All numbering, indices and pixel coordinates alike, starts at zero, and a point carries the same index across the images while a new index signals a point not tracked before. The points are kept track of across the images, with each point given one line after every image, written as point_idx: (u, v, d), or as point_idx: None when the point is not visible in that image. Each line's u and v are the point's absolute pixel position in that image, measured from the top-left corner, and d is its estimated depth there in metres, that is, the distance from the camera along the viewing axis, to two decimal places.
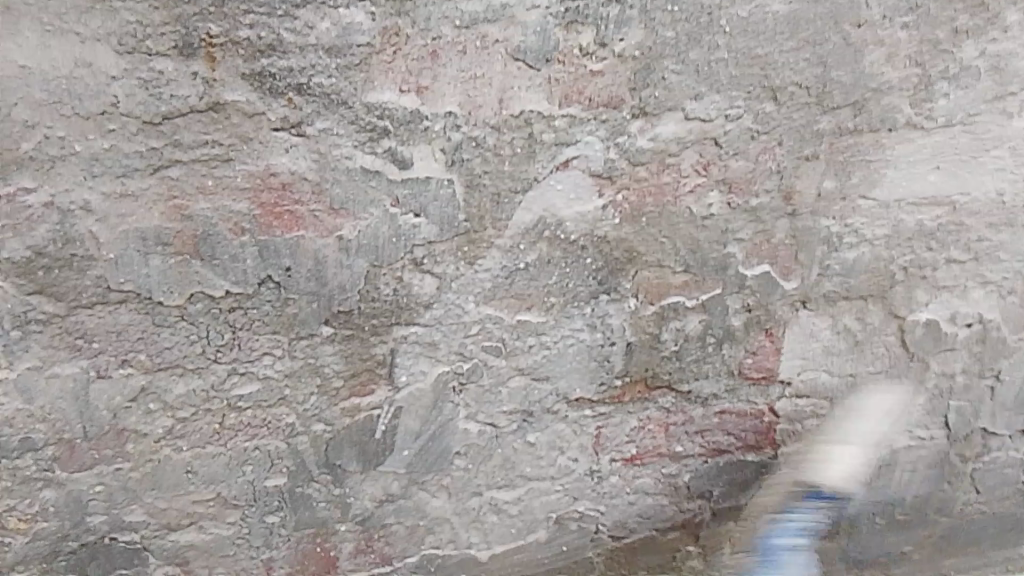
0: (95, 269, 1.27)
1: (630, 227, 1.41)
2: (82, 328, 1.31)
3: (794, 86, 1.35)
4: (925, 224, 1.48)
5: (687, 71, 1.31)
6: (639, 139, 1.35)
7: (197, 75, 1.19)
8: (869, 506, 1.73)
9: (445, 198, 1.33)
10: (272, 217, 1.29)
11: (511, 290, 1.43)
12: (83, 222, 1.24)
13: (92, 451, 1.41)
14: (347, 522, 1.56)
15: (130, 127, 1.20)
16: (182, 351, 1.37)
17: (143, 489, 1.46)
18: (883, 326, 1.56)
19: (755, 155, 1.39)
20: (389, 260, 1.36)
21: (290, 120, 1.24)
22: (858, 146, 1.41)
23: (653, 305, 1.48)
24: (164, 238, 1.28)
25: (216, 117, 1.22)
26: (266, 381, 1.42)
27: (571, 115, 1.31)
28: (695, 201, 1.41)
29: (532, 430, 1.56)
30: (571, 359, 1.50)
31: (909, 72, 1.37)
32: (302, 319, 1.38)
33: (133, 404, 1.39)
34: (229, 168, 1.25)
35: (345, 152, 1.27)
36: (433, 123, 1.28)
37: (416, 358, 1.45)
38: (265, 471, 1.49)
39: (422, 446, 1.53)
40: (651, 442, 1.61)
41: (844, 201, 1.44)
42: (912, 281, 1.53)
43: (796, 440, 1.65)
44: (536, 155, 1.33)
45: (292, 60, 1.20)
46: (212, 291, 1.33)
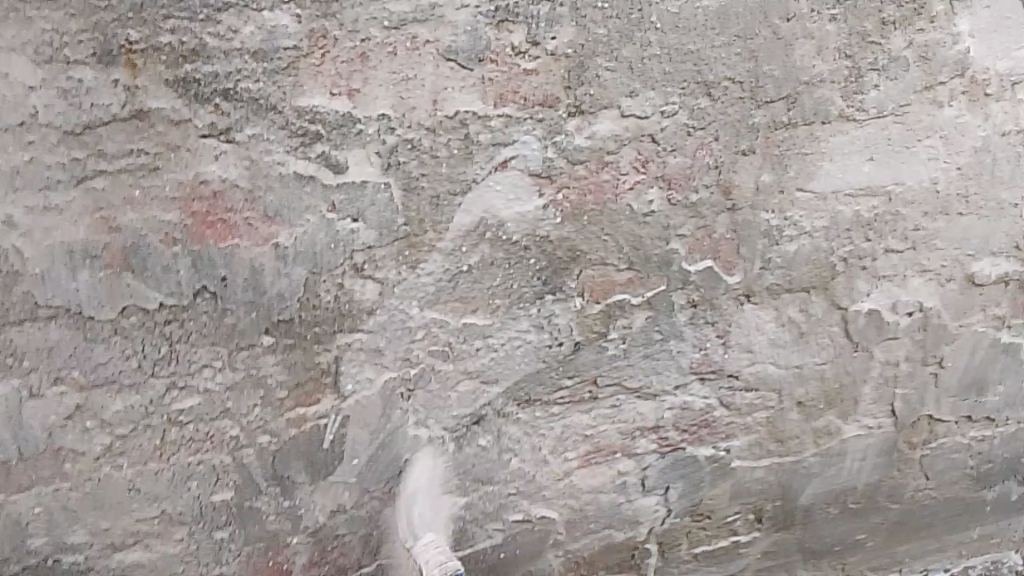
0: (21, 285, 1.24)
1: (572, 226, 1.40)
2: (12, 345, 1.27)
3: (727, 81, 1.35)
4: (862, 215, 1.50)
5: (620, 68, 1.31)
6: (576, 138, 1.34)
7: (119, 83, 1.16)
8: (823, 496, 1.74)
9: (383, 202, 1.31)
10: (204, 227, 1.26)
11: (454, 293, 1.41)
12: (7, 237, 1.20)
13: (29, 472, 1.37)
14: (298, 535, 1.53)
15: (51, 138, 1.17)
16: (117, 367, 1.33)
17: (85, 510, 1.42)
18: (827, 316, 1.58)
19: (692, 151, 1.39)
20: (328, 266, 1.34)
21: (218, 127, 1.21)
22: (793, 139, 1.42)
23: (598, 304, 1.48)
24: (92, 251, 1.24)
25: (141, 125, 1.19)
26: (207, 395, 1.39)
27: (507, 115, 1.30)
28: (636, 198, 1.40)
29: (483, 433, 1.54)
30: (519, 360, 1.49)
31: (840, 64, 1.38)
32: (241, 329, 1.35)
33: (70, 422, 1.35)
34: (158, 177, 1.22)
35: (277, 158, 1.25)
36: (367, 126, 1.26)
37: (361, 365, 1.43)
38: (211, 485, 1.46)
39: (371, 455, 1.50)
40: (601, 441, 1.60)
41: (782, 193, 1.45)
42: (852, 271, 1.55)
43: (747, 432, 1.66)
44: (473, 155, 1.32)
45: (218, 65, 1.17)
46: (146, 305, 1.29)
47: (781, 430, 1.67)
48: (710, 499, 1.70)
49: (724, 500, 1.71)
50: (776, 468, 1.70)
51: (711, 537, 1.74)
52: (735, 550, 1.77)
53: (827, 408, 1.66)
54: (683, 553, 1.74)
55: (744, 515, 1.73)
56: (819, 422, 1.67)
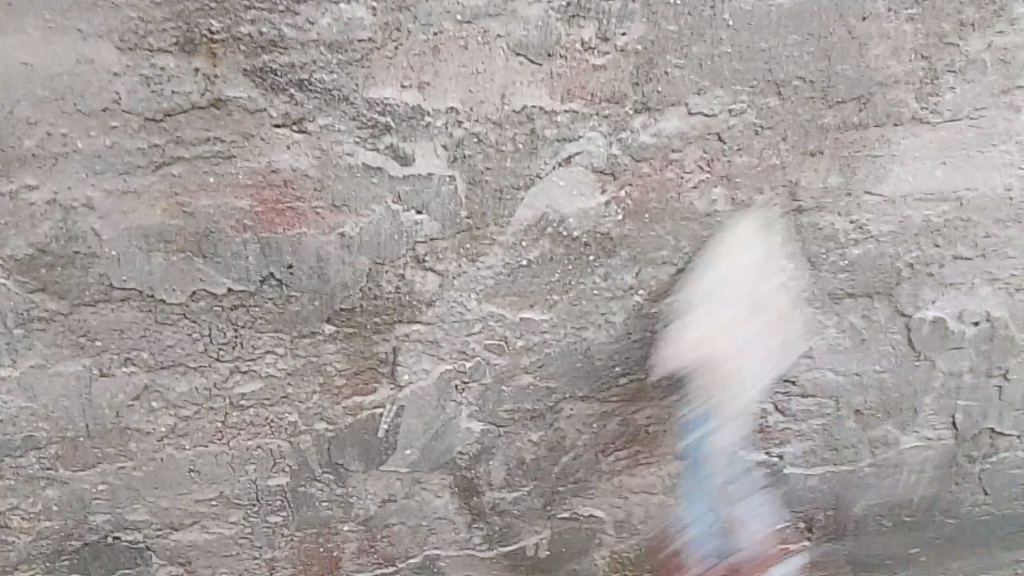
0: (96, 267, 1.28)
1: (633, 224, 1.40)
2: (85, 325, 1.32)
3: (798, 81, 1.34)
4: (932, 220, 1.47)
5: (690, 65, 1.31)
6: (642, 134, 1.34)
7: (198, 72, 1.19)
8: (877, 507, 1.72)
9: (447, 195, 1.33)
10: (274, 214, 1.29)
11: (513, 287, 1.42)
12: (85, 219, 1.25)
13: (97, 450, 1.41)
14: (349, 522, 1.56)
15: (132, 124, 1.20)
16: (185, 349, 1.37)
17: (147, 489, 1.46)
18: (890, 323, 1.55)
19: (759, 151, 1.38)
20: (391, 256, 1.36)
21: (292, 117, 1.23)
22: (863, 140, 1.40)
23: (656, 303, 1.47)
24: (166, 236, 1.28)
25: (218, 113, 1.22)
26: (268, 380, 1.42)
27: (574, 110, 1.31)
28: (699, 197, 1.40)
29: (536, 428, 1.55)
30: (575, 355, 1.49)
31: (915, 66, 1.36)
32: (304, 316, 1.38)
33: (137, 402, 1.39)
34: (231, 165, 1.25)
35: (347, 148, 1.27)
36: (435, 119, 1.28)
37: (418, 356, 1.45)
38: (268, 470, 1.49)
39: (425, 445, 1.52)
40: (653, 441, 1.60)
41: (849, 197, 1.43)
42: (918, 277, 1.52)
43: (801, 439, 1.64)
44: (538, 150, 1.33)
45: (293, 56, 1.20)
46: (214, 289, 1.33)
47: (837, 438, 1.65)
48: None
49: None
50: (829, 476, 1.68)
51: None
52: None
53: (886, 416, 1.64)
54: None
55: (796, 523, 1.71)
56: (877, 431, 1.65)
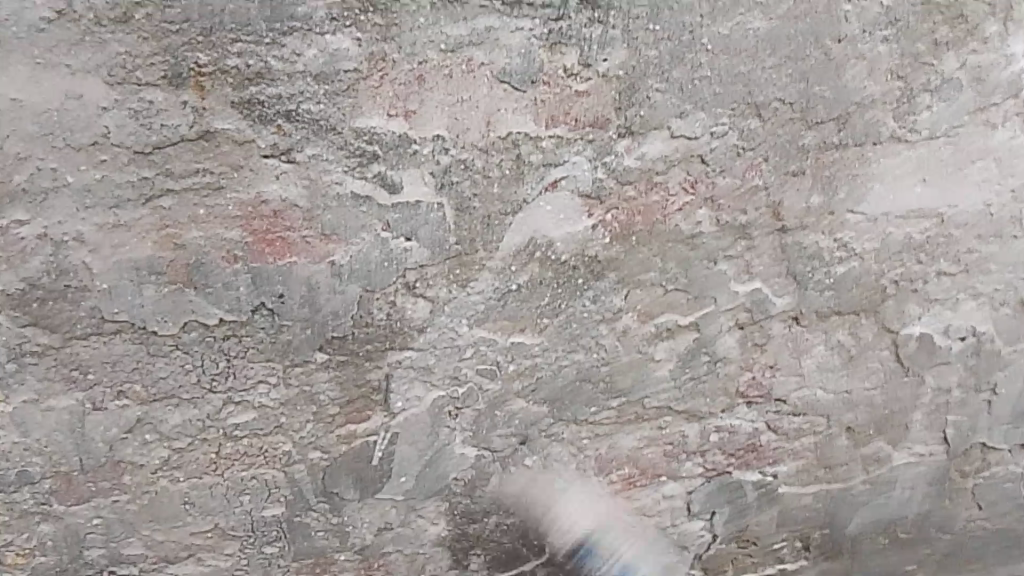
0: (88, 300, 1.29)
1: (620, 247, 1.42)
2: (77, 358, 1.32)
3: (777, 103, 1.37)
4: (914, 238, 1.49)
5: (671, 90, 1.33)
6: (626, 158, 1.36)
7: (187, 105, 1.21)
8: (871, 526, 1.73)
9: (435, 221, 1.34)
10: (264, 244, 1.30)
11: (503, 312, 1.43)
12: (76, 253, 1.26)
13: (90, 484, 1.41)
14: (346, 552, 1.57)
15: (122, 158, 1.22)
16: (177, 381, 1.37)
17: (141, 522, 1.46)
18: (876, 340, 1.57)
19: (742, 172, 1.40)
20: (381, 284, 1.37)
21: (280, 148, 1.25)
22: (844, 161, 1.42)
23: (645, 325, 1.49)
24: (157, 268, 1.29)
25: (207, 145, 1.23)
26: (261, 409, 1.42)
27: (558, 136, 1.33)
28: (685, 219, 1.42)
29: (530, 452, 1.55)
30: (565, 379, 1.50)
31: (891, 86, 1.39)
32: (296, 345, 1.38)
33: (130, 435, 1.39)
34: (221, 196, 1.26)
35: (335, 178, 1.29)
36: (421, 147, 1.30)
37: (410, 383, 1.45)
38: (263, 500, 1.49)
39: (419, 472, 1.52)
40: (646, 465, 1.61)
41: (832, 216, 1.46)
42: (903, 294, 1.54)
43: (795, 458, 1.65)
44: (525, 176, 1.34)
45: (281, 87, 1.22)
46: (205, 320, 1.33)
47: (829, 456, 1.65)
48: (755, 527, 1.70)
49: (771, 527, 1.70)
50: (823, 495, 1.68)
51: (757, 564, 1.75)
52: None
53: (877, 434, 1.65)
54: None
55: (792, 544, 1.73)
56: (869, 448, 1.66)
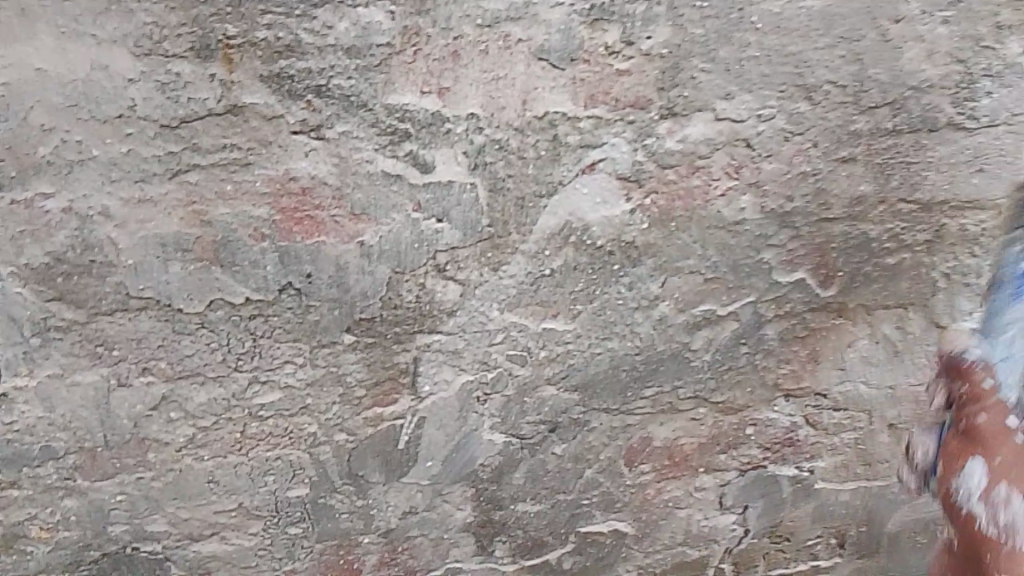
0: (114, 276, 1.26)
1: (659, 232, 1.37)
2: (102, 334, 1.30)
3: (829, 85, 1.30)
4: (969, 229, 1.44)
5: (716, 70, 1.27)
6: (667, 140, 1.31)
7: (215, 78, 1.17)
8: (911, 525, 1.69)
9: (468, 202, 1.30)
10: (292, 223, 1.27)
11: (535, 296, 1.39)
12: (102, 228, 1.23)
13: (114, 460, 1.40)
14: (370, 535, 1.55)
15: (148, 131, 1.19)
16: (203, 359, 1.35)
17: (165, 499, 1.45)
18: (926, 335, 1.52)
19: (789, 157, 1.34)
20: (412, 266, 1.33)
21: (310, 124, 1.21)
22: (897, 147, 1.36)
23: (682, 313, 1.44)
24: (183, 244, 1.26)
25: (235, 120, 1.20)
26: (288, 390, 1.40)
27: (597, 116, 1.28)
28: (727, 204, 1.36)
29: (559, 440, 1.52)
30: (598, 366, 1.46)
31: (949, 69, 1.32)
32: (323, 326, 1.36)
33: (155, 412, 1.38)
34: (249, 172, 1.23)
35: (366, 156, 1.25)
36: (455, 125, 1.25)
37: (439, 367, 1.42)
38: (288, 481, 1.47)
39: (447, 457, 1.49)
40: (680, 455, 1.57)
41: (882, 204, 1.39)
42: (955, 288, 1.48)
43: (834, 453, 1.61)
44: (561, 157, 1.30)
45: (311, 62, 1.18)
46: (232, 298, 1.31)
47: (870, 452, 1.62)
48: (791, 522, 1.66)
49: (806, 523, 1.67)
50: (862, 491, 1.65)
51: (791, 559, 1.71)
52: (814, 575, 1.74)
53: None
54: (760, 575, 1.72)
55: (826, 540, 1.70)
56: None
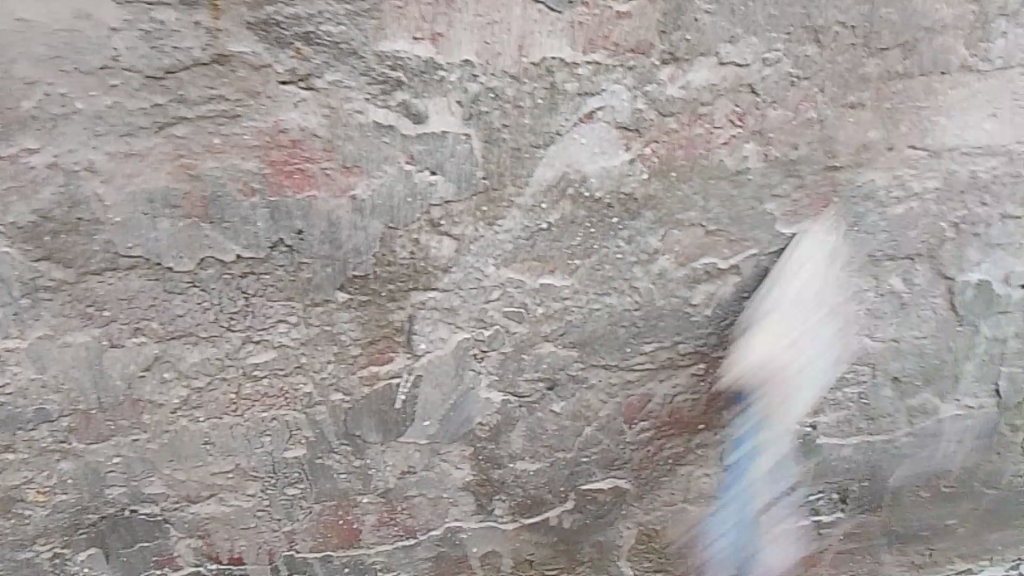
0: (102, 234, 1.23)
1: (659, 183, 1.33)
2: (93, 294, 1.27)
3: (838, 26, 1.26)
4: (979, 176, 1.40)
5: (721, 11, 1.22)
6: (669, 87, 1.26)
7: (201, 26, 1.13)
8: (912, 479, 1.69)
9: (463, 154, 1.26)
10: (282, 177, 1.23)
11: (532, 252, 1.36)
12: (88, 184, 1.19)
13: (109, 422, 1.38)
14: (368, 495, 1.53)
15: (133, 82, 1.14)
16: (195, 319, 1.32)
17: (162, 461, 1.43)
18: (932, 287, 1.49)
19: (795, 103, 1.30)
20: (405, 221, 1.30)
21: (299, 73, 1.17)
22: (907, 91, 1.32)
23: (682, 268, 1.41)
24: (172, 200, 1.22)
25: (221, 70, 1.15)
26: (282, 349, 1.37)
27: (596, 62, 1.23)
28: (730, 154, 1.32)
29: (558, 398, 1.50)
30: (596, 323, 1.43)
31: (965, 9, 1.27)
32: (317, 283, 1.32)
33: (148, 372, 1.35)
34: (237, 125, 1.19)
35: (357, 106, 1.21)
36: (449, 73, 1.21)
37: (434, 324, 1.39)
38: (283, 442, 1.45)
39: (444, 416, 1.47)
40: (680, 412, 1.55)
41: (890, 151, 1.36)
42: (964, 238, 1.45)
43: (836, 408, 1.59)
44: (559, 106, 1.26)
45: (299, 7, 1.13)
46: (223, 256, 1.28)
47: (872, 407, 1.60)
48: (790, 479, 1.64)
49: (807, 478, 1.66)
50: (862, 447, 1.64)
51: (791, 514, 1.70)
52: (814, 530, 1.73)
53: (925, 384, 1.59)
54: None
55: (828, 495, 1.68)
56: (915, 400, 1.61)
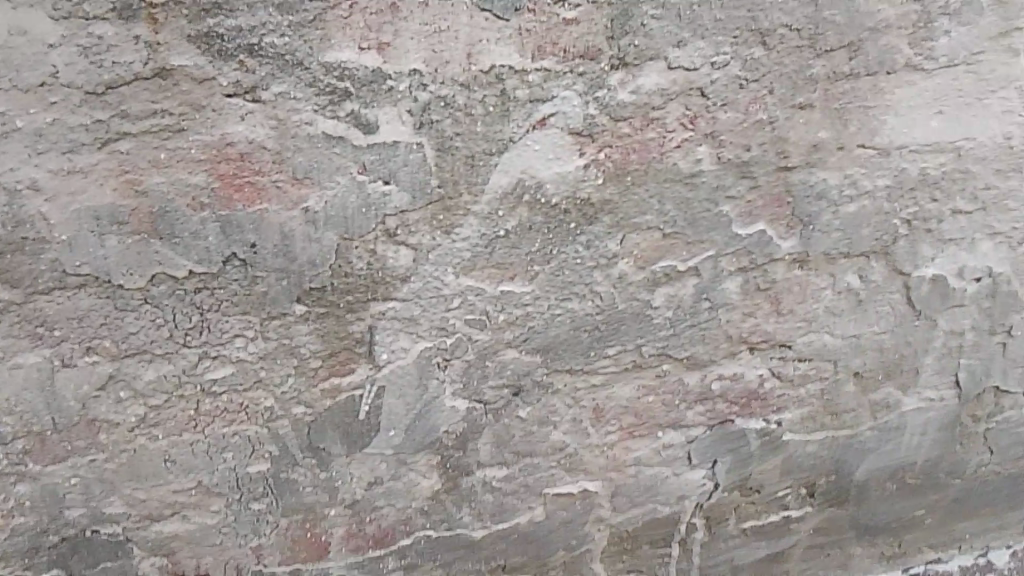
0: (48, 252, 1.20)
1: (615, 187, 1.33)
2: (42, 314, 1.24)
3: (784, 29, 1.26)
4: (929, 173, 1.42)
5: (667, 16, 1.22)
6: (620, 93, 1.26)
7: (141, 40, 1.11)
8: (877, 472, 1.71)
9: (416, 163, 1.25)
10: (232, 190, 1.22)
11: (491, 259, 1.35)
12: (31, 202, 1.17)
13: (64, 443, 1.35)
14: (335, 507, 1.51)
15: (73, 98, 1.12)
16: (148, 336, 1.30)
17: (121, 481, 1.40)
18: (888, 283, 1.51)
19: (746, 105, 1.31)
20: (360, 231, 1.29)
21: (244, 85, 1.15)
22: (854, 91, 1.33)
23: (642, 270, 1.41)
24: (119, 216, 1.20)
25: (164, 83, 1.13)
26: (240, 364, 1.35)
27: (545, 69, 1.23)
28: (683, 157, 1.32)
29: (523, 404, 1.49)
30: (559, 328, 1.43)
31: (906, 9, 1.29)
32: (272, 297, 1.31)
33: (103, 392, 1.32)
34: (182, 139, 1.17)
35: (305, 118, 1.19)
36: (397, 82, 1.20)
37: (395, 334, 1.38)
38: (246, 457, 1.43)
39: (409, 426, 1.46)
40: (645, 414, 1.55)
41: (841, 151, 1.37)
42: (918, 235, 1.47)
43: (799, 405, 1.60)
44: (510, 113, 1.25)
45: (241, 19, 1.12)
46: (174, 272, 1.25)
47: (835, 402, 1.61)
48: (759, 475, 1.66)
49: (774, 475, 1.66)
50: (828, 443, 1.65)
51: (760, 512, 1.71)
52: (784, 527, 1.74)
53: (886, 378, 1.61)
54: (731, 528, 1.71)
55: (796, 491, 1.69)
56: (877, 394, 1.62)
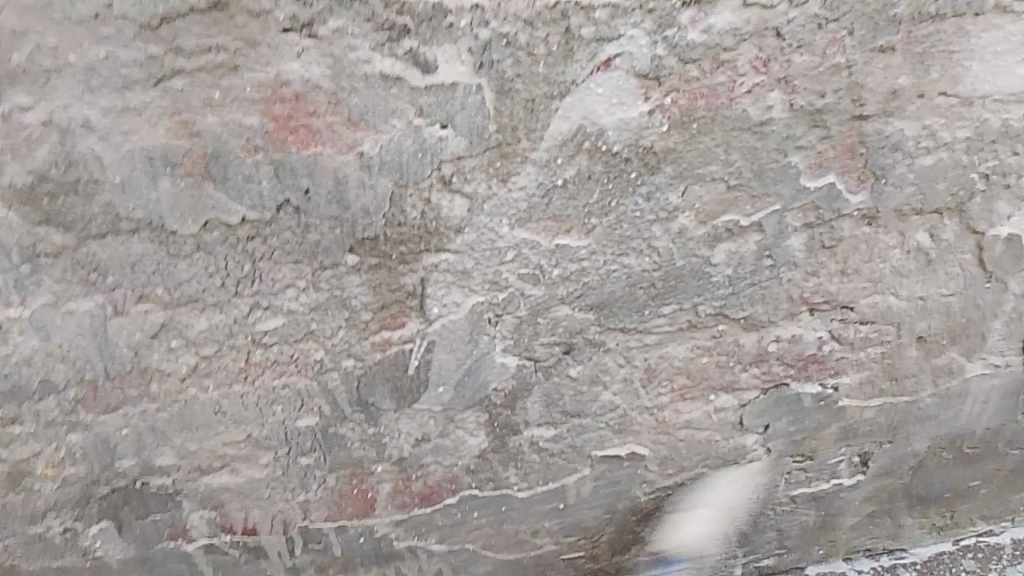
0: (101, 194, 1.18)
1: (679, 135, 1.27)
2: (96, 259, 1.23)
3: None
4: (1011, 124, 1.35)
5: None
6: (690, 32, 1.20)
7: None
8: (937, 441, 1.66)
9: (474, 106, 1.21)
10: (287, 132, 1.19)
11: (548, 211, 1.31)
12: (84, 142, 1.15)
13: (118, 390, 1.34)
14: (383, 463, 1.50)
15: (127, 32, 1.09)
16: (200, 284, 1.27)
17: (173, 432, 1.39)
18: (960, 242, 1.45)
19: (822, 49, 1.24)
20: (416, 177, 1.25)
21: (300, 20, 1.11)
22: (939, 34, 1.25)
23: (704, 226, 1.36)
24: (172, 158, 1.18)
25: (219, 17, 1.10)
26: (291, 315, 1.33)
27: (614, 5, 1.17)
28: (754, 103, 1.27)
29: (575, 362, 1.45)
30: (615, 285, 1.39)
31: None
32: (325, 247, 1.28)
33: (155, 340, 1.31)
34: (237, 77, 1.14)
35: (362, 56, 1.15)
36: (458, 18, 1.15)
37: (447, 288, 1.35)
38: (295, 410, 1.42)
39: (459, 382, 1.43)
40: (699, 377, 1.50)
41: (920, 99, 1.30)
42: (994, 190, 1.41)
43: (860, 368, 1.54)
44: (574, 53, 1.20)
45: None
46: (227, 217, 1.23)
47: (898, 367, 1.55)
48: (814, 441, 1.61)
49: (829, 441, 1.61)
50: (888, 408, 1.60)
51: (812, 478, 1.66)
52: (837, 495, 1.70)
53: (951, 343, 1.55)
54: (781, 495, 1.67)
55: (850, 459, 1.65)
56: (940, 359, 1.56)
